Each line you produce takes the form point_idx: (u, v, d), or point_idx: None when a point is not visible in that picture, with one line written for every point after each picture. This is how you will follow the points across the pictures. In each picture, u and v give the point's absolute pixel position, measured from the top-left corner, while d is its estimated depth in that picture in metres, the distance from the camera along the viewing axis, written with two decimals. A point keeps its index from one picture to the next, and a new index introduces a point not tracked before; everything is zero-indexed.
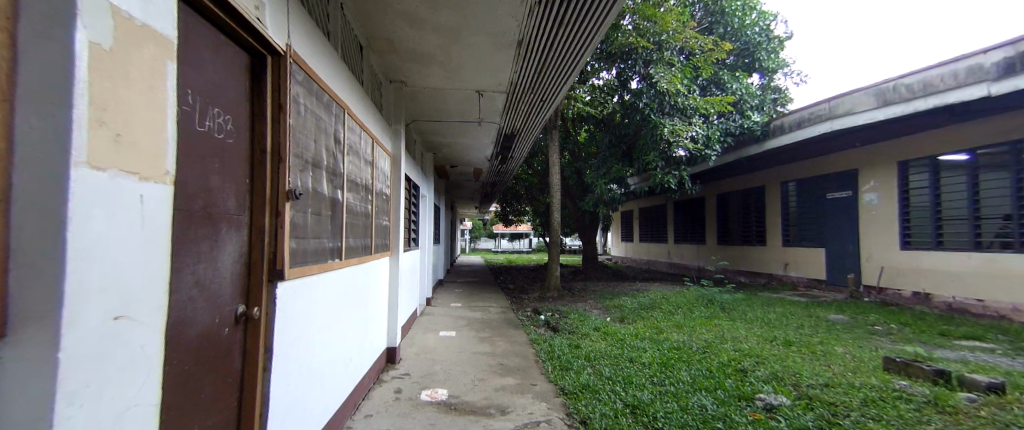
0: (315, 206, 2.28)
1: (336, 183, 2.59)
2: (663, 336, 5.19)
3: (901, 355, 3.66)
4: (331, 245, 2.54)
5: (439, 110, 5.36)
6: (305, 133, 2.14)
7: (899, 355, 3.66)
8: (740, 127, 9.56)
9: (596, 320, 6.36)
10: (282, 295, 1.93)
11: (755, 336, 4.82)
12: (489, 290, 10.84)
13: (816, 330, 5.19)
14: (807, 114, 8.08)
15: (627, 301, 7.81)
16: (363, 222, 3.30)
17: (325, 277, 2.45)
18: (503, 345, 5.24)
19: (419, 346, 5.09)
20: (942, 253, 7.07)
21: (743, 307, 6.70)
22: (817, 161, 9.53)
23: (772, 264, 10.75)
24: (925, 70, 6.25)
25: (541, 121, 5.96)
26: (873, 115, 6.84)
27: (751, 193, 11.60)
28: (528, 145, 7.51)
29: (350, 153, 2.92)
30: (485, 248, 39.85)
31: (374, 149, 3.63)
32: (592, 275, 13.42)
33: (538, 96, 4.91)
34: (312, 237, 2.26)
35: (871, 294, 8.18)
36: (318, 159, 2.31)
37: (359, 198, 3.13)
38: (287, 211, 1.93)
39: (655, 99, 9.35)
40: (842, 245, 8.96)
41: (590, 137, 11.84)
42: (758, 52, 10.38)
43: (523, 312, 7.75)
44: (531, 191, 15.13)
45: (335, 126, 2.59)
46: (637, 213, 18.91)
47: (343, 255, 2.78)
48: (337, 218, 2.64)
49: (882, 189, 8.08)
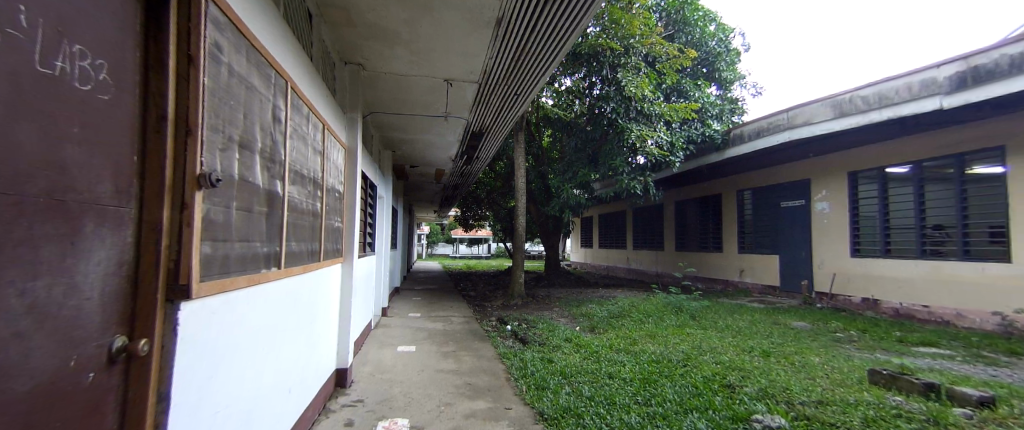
0: (242, 199, 1.71)
1: (272, 172, 2.02)
2: (639, 347, 4.96)
3: (888, 367, 4.17)
4: (264, 250, 1.97)
5: (402, 101, 4.86)
6: (231, 101, 1.58)
7: (886, 367, 4.17)
8: (702, 135, 9.84)
9: (566, 330, 6.07)
10: (184, 323, 1.34)
11: (732, 347, 4.80)
12: (450, 298, 10.31)
13: (787, 339, 5.34)
14: (766, 124, 8.50)
15: (595, 309, 7.63)
16: (311, 223, 2.75)
17: (255, 292, 1.89)
18: (469, 360, 4.77)
19: (374, 364, 4.49)
20: (889, 260, 7.59)
21: (711, 315, 6.72)
22: (772, 172, 9.97)
23: (729, 270, 11.13)
24: (880, 82, 6.71)
25: (513, 118, 5.59)
26: (830, 126, 7.29)
27: (708, 201, 11.96)
28: (496, 144, 7.15)
29: (295, 137, 2.37)
30: (442, 253, 38.91)
31: (325, 137, 3.06)
32: (556, 282, 13.26)
33: (514, 89, 4.56)
34: (237, 240, 1.69)
35: (823, 300, 8.66)
36: (249, 138, 1.75)
37: (305, 193, 2.58)
38: (198, 204, 1.36)
39: (622, 104, 9.29)
40: (795, 253, 9.41)
41: (555, 141, 11.69)
42: (718, 63, 10.70)
43: (488, 322, 7.33)
44: (493, 195, 14.77)
45: (274, 101, 2.02)
46: (597, 219, 19.14)
47: (283, 263, 2.21)
48: (274, 216, 2.07)
49: (833, 200, 8.62)
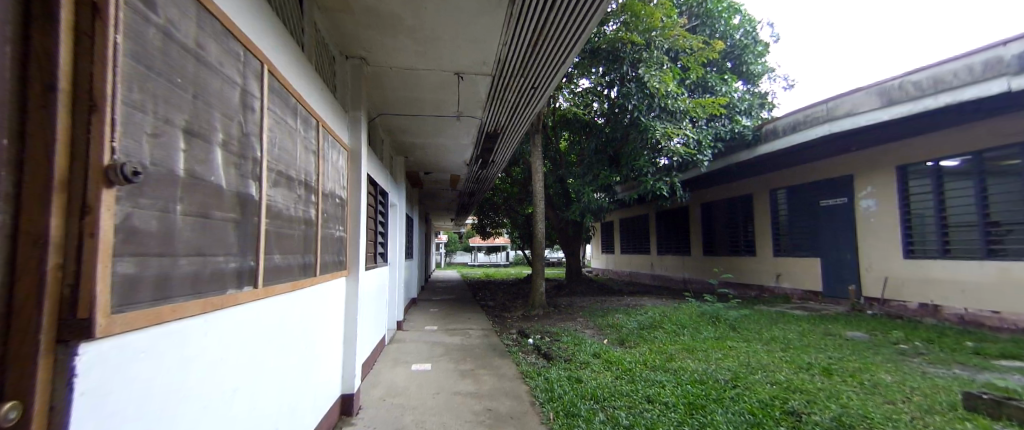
0: (194, 203, 1.34)
1: (242, 170, 1.66)
2: (677, 364, 4.43)
3: (983, 388, 3.56)
4: (232, 265, 1.61)
5: (411, 100, 4.54)
6: (172, 77, 1.22)
7: (980, 389, 3.55)
8: (730, 132, 9.27)
9: (593, 344, 5.59)
10: (88, 376, 0.94)
11: (784, 363, 4.23)
12: (468, 309, 9.93)
13: (848, 353, 4.71)
14: (803, 116, 7.87)
15: (623, 320, 7.10)
16: (303, 233, 2.40)
17: (217, 318, 1.52)
18: (489, 380, 4.34)
19: (384, 386, 4.10)
20: (950, 262, 6.83)
21: (753, 325, 6.12)
22: (809, 168, 9.28)
23: (764, 274, 10.42)
24: (936, 66, 6.04)
25: (530, 116, 5.19)
26: (877, 115, 6.61)
27: (738, 201, 11.28)
28: (512, 147, 6.77)
29: (278, 134, 2.03)
30: (460, 262, 38.80)
31: (320, 135, 2.72)
32: (577, 290, 12.73)
33: (530, 82, 4.15)
34: (188, 255, 1.32)
35: (873, 307, 7.93)
36: (203, 127, 1.38)
37: (294, 198, 2.24)
38: (107, 208, 0.97)
39: (644, 101, 8.80)
40: (839, 255, 8.67)
41: (573, 144, 11.28)
42: (745, 55, 10.08)
43: (508, 335, 6.90)
44: (510, 201, 14.42)
45: (243, 84, 1.66)
46: (618, 224, 18.53)
47: (261, 281, 1.85)
48: (247, 224, 1.71)
49: (879, 196, 7.88)
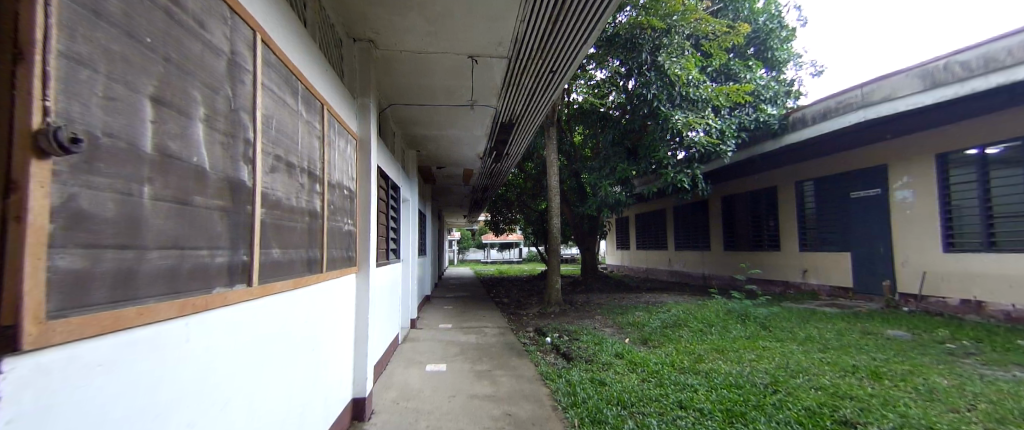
0: (169, 185, 1.14)
1: (231, 151, 1.46)
2: (708, 366, 4.13)
3: None
4: (220, 260, 1.41)
5: (423, 88, 4.33)
6: (133, 33, 1.03)
7: None
8: (755, 121, 8.86)
9: (615, 343, 5.33)
10: (22, 396, 0.74)
11: (825, 365, 3.89)
12: (482, 306, 9.73)
13: (893, 354, 4.34)
14: (834, 103, 7.43)
15: (644, 318, 6.81)
16: (307, 225, 2.21)
17: (204, 321, 1.33)
18: (506, 381, 4.12)
19: (397, 388, 3.91)
20: (996, 255, 6.36)
21: (784, 323, 5.77)
22: (839, 158, 8.81)
23: (790, 270, 9.98)
24: (988, 43, 5.56)
25: (547, 104, 4.92)
26: (917, 100, 6.17)
27: (762, 194, 10.82)
28: (527, 138, 6.51)
29: (276, 114, 1.83)
30: (474, 259, 38.76)
31: (326, 121, 2.52)
32: (593, 286, 12.44)
33: (548, 65, 3.88)
34: (162, 247, 1.13)
35: (910, 304, 7.47)
36: (179, 99, 1.19)
37: (297, 187, 2.05)
38: (36, 186, 0.76)
39: (664, 90, 8.46)
40: (872, 249, 8.22)
41: (588, 137, 10.97)
42: (770, 41, 9.60)
43: (525, 333, 6.67)
44: (523, 197, 14.17)
45: (231, 54, 1.47)
46: (633, 220, 18.12)
47: (257, 278, 1.65)
48: (238, 214, 1.51)
49: (917, 186, 7.40)
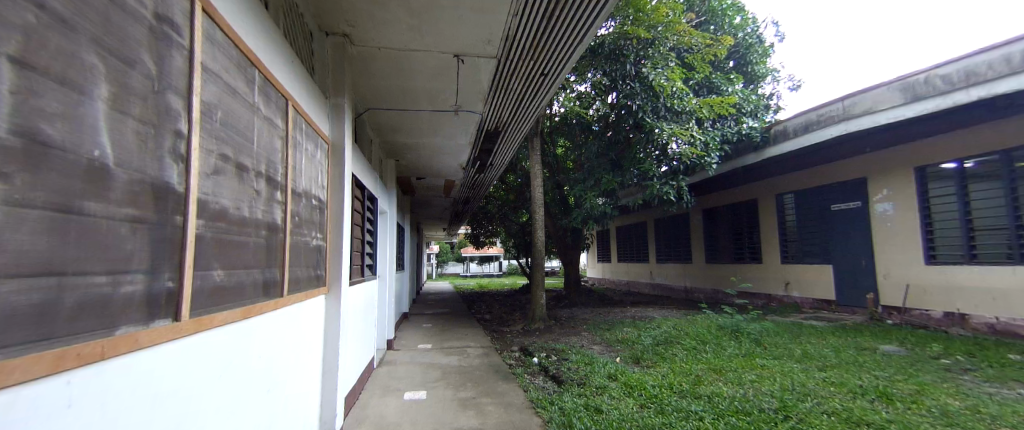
0: (40, 185, 0.78)
1: (151, 144, 1.10)
2: (709, 389, 3.88)
3: None
4: (133, 289, 1.03)
5: (404, 90, 4.01)
6: None
7: None
8: (737, 134, 8.95)
9: (607, 363, 5.06)
10: None
11: (831, 387, 3.77)
12: (464, 323, 9.31)
13: (894, 371, 4.26)
14: (816, 116, 7.55)
15: (634, 334, 6.58)
16: (265, 241, 1.84)
17: (100, 377, 0.92)
18: (495, 411, 3.76)
19: (371, 423, 3.47)
20: (976, 268, 6.48)
21: (777, 339, 5.65)
22: (818, 171, 8.95)
23: (772, 283, 10.01)
24: (969, 58, 5.72)
25: (536, 110, 4.69)
26: (899, 113, 6.30)
27: (743, 207, 10.91)
28: (513, 147, 6.26)
29: (227, 104, 1.49)
30: (453, 272, 38.11)
31: (292, 119, 2.18)
32: (577, 301, 12.19)
33: (541, 68, 3.65)
34: (26, 275, 0.76)
35: (893, 317, 7.54)
36: (66, 68, 0.85)
37: (253, 196, 1.70)
38: None
39: (649, 102, 8.42)
40: (853, 261, 8.31)
41: (572, 149, 10.87)
42: (749, 55, 9.83)
43: (510, 353, 6.31)
44: (504, 209, 13.90)
45: (157, 20, 1.13)
46: (614, 232, 18.11)
47: (191, 310, 1.26)
48: (162, 227, 1.14)
49: (898, 200, 7.53)
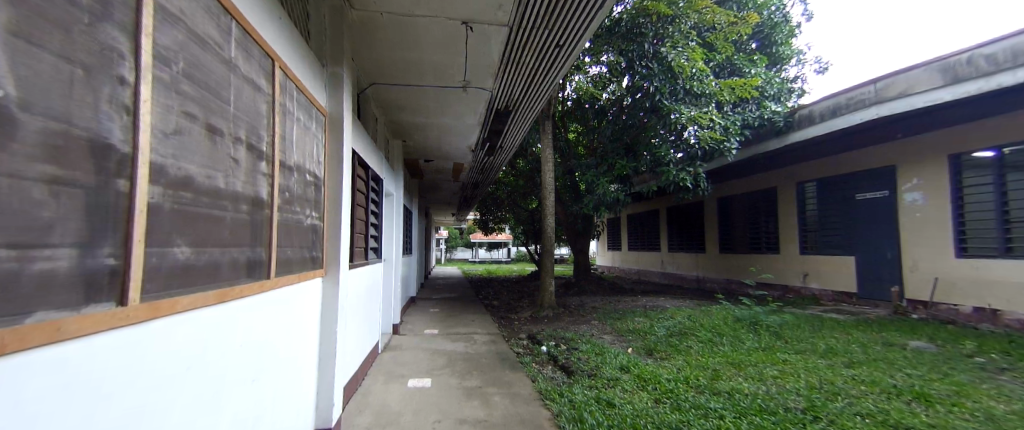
0: None
1: (81, 88, 0.87)
2: (728, 384, 3.67)
3: None
4: (56, 267, 0.82)
5: (410, 63, 3.77)
6: None
7: None
8: (759, 119, 8.55)
9: (618, 353, 4.88)
10: None
11: (862, 386, 3.54)
12: (471, 309, 9.20)
13: (927, 370, 3.99)
14: (845, 99, 7.12)
15: (646, 324, 6.37)
16: (247, 218, 1.64)
17: (8, 375, 0.72)
18: (502, 401, 3.61)
19: (373, 412, 3.33)
20: (1012, 262, 6.10)
21: (799, 333, 5.40)
22: (844, 158, 8.52)
23: (789, 274, 9.67)
24: (1017, 36, 5.27)
25: (549, 88, 4.41)
26: (935, 96, 5.88)
27: (761, 196, 10.52)
28: (524, 129, 5.99)
29: (194, 57, 1.27)
30: (461, 258, 38.21)
31: (281, 85, 1.96)
32: (587, 289, 12.01)
33: (556, 39, 3.35)
34: None
35: (918, 311, 7.21)
36: None
37: (231, 165, 1.49)
38: None
39: (667, 83, 8.02)
40: (877, 253, 7.94)
41: (585, 133, 10.54)
42: (774, 35, 9.32)
43: (518, 340, 6.16)
44: (514, 195, 13.66)
45: None
46: (625, 220, 17.80)
47: (143, 294, 1.06)
48: (101, 192, 0.93)
49: (928, 190, 7.15)
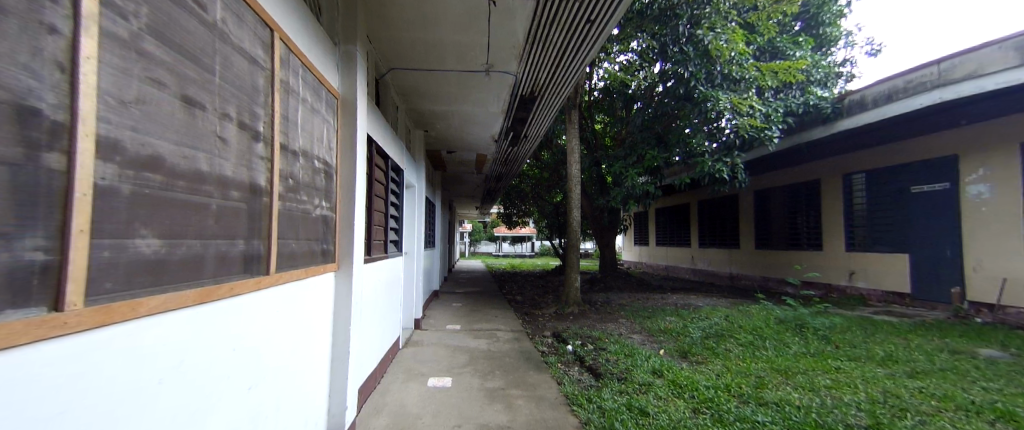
0: None
1: None
2: (775, 394, 3.31)
3: None
4: None
5: (429, 45, 3.54)
6: None
7: None
8: (803, 105, 7.92)
9: (649, 355, 4.56)
10: None
11: (933, 401, 3.11)
12: (495, 304, 9.01)
13: (1007, 383, 3.49)
14: (903, 83, 6.45)
15: (678, 324, 6.00)
16: (239, 207, 1.45)
17: None
18: (525, 405, 3.37)
19: (389, 413, 3.17)
20: None
21: (851, 337, 4.92)
22: (900, 147, 7.77)
23: (834, 272, 8.99)
24: None
25: (578, 70, 4.07)
26: (1010, 77, 5.19)
27: (802, 189, 9.81)
28: (549, 117, 5.67)
29: (163, 13, 1.07)
30: (485, 252, 38.20)
31: (282, 58, 1.77)
32: (613, 285, 11.61)
33: (589, 13, 3.01)
34: None
35: (982, 315, 6.51)
36: None
37: (217, 144, 1.30)
38: None
39: (703, 68, 7.53)
40: (935, 250, 7.22)
41: (613, 123, 10.09)
42: (822, 15, 8.57)
43: (542, 338, 5.91)
44: (537, 188, 13.36)
45: None
46: (653, 214, 17.17)
47: (89, 296, 0.86)
48: (29, 167, 0.75)
49: (997, 181, 6.41)
